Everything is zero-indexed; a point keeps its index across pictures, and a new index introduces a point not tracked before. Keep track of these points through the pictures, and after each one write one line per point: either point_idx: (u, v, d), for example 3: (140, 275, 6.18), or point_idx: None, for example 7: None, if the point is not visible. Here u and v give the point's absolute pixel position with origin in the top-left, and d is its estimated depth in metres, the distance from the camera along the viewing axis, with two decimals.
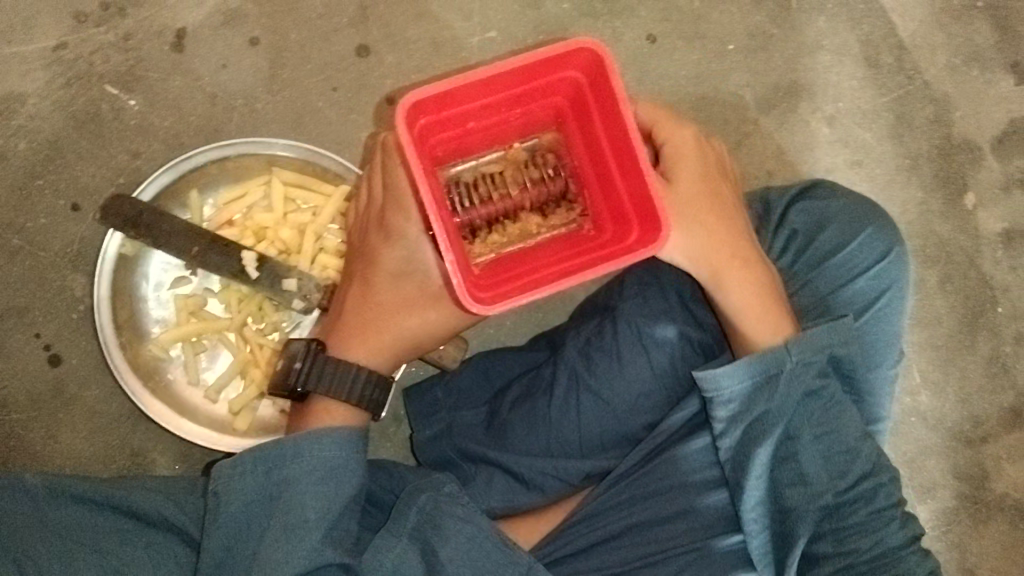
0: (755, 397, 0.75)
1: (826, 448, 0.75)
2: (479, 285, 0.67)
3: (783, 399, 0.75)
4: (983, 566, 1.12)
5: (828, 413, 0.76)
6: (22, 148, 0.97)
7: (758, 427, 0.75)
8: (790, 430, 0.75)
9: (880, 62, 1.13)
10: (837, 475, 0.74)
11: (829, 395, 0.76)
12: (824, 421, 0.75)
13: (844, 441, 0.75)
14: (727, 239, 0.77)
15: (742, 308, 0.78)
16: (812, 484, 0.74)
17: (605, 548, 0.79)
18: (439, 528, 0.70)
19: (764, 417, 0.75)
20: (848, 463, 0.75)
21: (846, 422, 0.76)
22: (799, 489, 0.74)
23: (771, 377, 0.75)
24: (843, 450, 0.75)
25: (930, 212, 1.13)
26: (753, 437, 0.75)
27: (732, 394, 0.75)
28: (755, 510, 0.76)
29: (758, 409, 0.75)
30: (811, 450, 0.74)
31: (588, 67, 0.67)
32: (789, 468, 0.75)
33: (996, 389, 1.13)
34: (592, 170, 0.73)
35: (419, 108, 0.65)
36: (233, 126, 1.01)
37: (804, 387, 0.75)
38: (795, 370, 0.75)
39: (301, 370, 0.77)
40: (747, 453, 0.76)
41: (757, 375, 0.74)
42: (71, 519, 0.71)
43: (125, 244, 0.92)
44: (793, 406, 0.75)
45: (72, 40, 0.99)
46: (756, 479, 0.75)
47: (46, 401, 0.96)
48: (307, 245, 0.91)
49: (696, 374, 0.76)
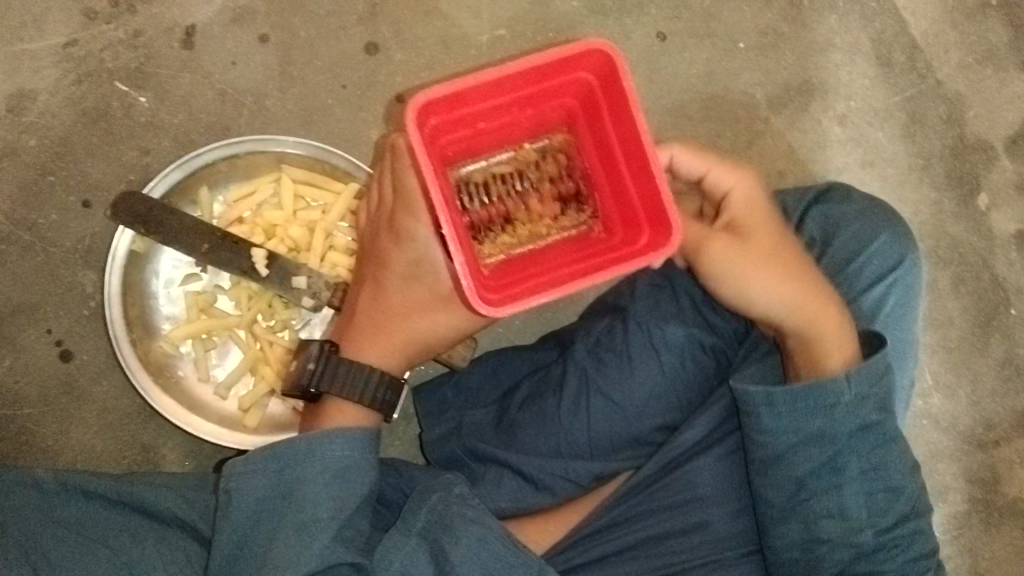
0: (809, 420, 0.73)
1: (869, 485, 0.74)
2: (488, 286, 0.67)
3: (840, 428, 0.73)
4: (994, 570, 1.11)
5: (877, 450, 0.74)
6: (33, 144, 0.98)
7: (808, 451, 0.74)
8: (837, 462, 0.74)
9: (893, 60, 1.13)
10: (875, 514, 0.74)
11: (884, 432, 0.74)
12: (872, 457, 0.74)
13: (890, 479, 0.75)
14: (805, 278, 0.74)
15: (828, 342, 0.74)
16: (850, 519, 0.74)
17: (620, 559, 0.79)
18: (450, 529, 0.70)
19: (815, 443, 0.73)
20: (890, 502, 0.74)
21: (892, 461, 0.75)
22: (837, 522, 0.74)
23: (829, 405, 0.72)
24: (885, 489, 0.74)
25: (942, 212, 1.12)
26: (794, 461, 0.74)
27: (786, 414, 0.73)
28: (784, 531, 0.75)
29: (811, 432, 0.73)
30: (855, 485, 0.74)
31: (599, 68, 0.66)
32: (829, 499, 0.74)
33: (1008, 393, 1.13)
34: (602, 172, 0.73)
35: (430, 109, 0.65)
36: (244, 123, 1.01)
37: (859, 421, 0.73)
38: (852, 404, 0.72)
39: (314, 371, 0.77)
40: (783, 475, 0.74)
41: (808, 401, 0.72)
42: (83, 516, 0.72)
43: (136, 242, 0.92)
44: (847, 438, 0.73)
45: (82, 37, 0.99)
46: (790, 497, 0.75)
47: (57, 397, 0.96)
48: (317, 243, 0.92)
49: (748, 390, 0.74)
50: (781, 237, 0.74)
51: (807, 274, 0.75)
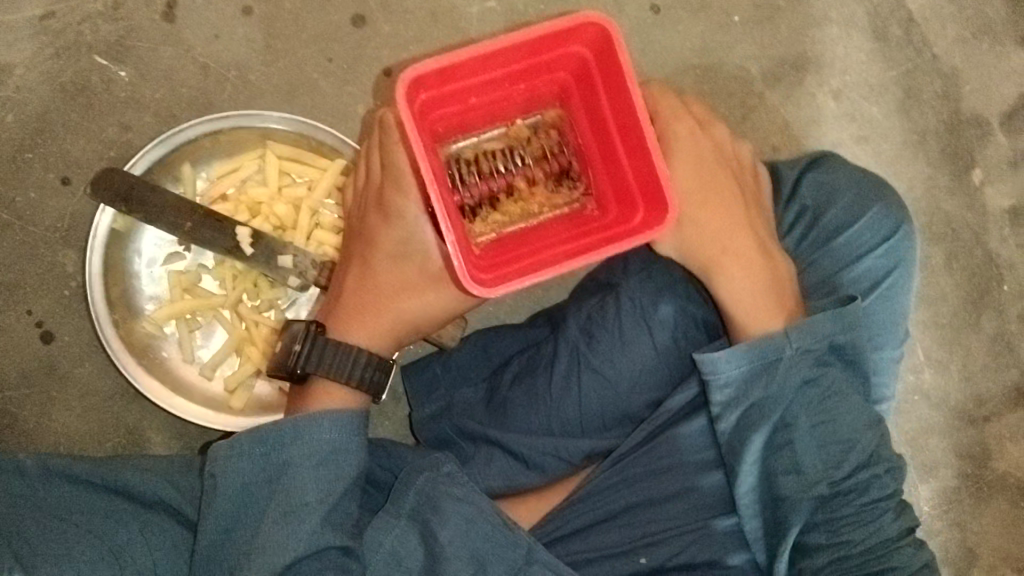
0: (752, 381, 0.73)
1: (821, 437, 0.73)
2: (480, 266, 0.65)
3: (781, 384, 0.73)
4: (984, 544, 1.11)
5: (824, 402, 0.74)
6: (11, 121, 0.95)
7: (755, 413, 0.74)
8: (787, 419, 0.73)
9: (889, 34, 1.11)
10: (831, 465, 0.73)
11: (827, 382, 0.74)
12: (821, 410, 0.73)
13: (842, 429, 0.73)
14: (721, 232, 0.78)
15: (737, 296, 0.77)
16: (806, 474, 0.72)
17: (603, 528, 0.79)
18: (438, 509, 0.69)
19: (760, 403, 0.74)
20: (845, 451, 0.73)
21: (843, 411, 0.74)
22: (794, 479, 0.73)
23: (769, 363, 0.73)
24: (838, 440, 0.73)
25: (937, 188, 1.11)
26: (749, 423, 0.74)
27: (729, 378, 0.73)
28: (749, 496, 0.75)
29: (754, 393, 0.73)
30: (807, 441, 0.73)
31: (595, 42, 0.65)
32: (784, 457, 0.73)
33: (999, 368, 1.12)
34: (596, 148, 0.71)
35: (420, 83, 0.63)
36: (227, 98, 0.98)
37: (802, 375, 0.74)
38: (795, 357, 0.73)
39: (300, 351, 0.76)
40: (742, 438, 0.74)
41: (756, 361, 0.73)
42: (66, 500, 0.70)
43: (117, 220, 0.90)
44: (790, 392, 0.73)
45: (60, 9, 0.96)
46: (751, 463, 0.74)
47: (39, 379, 0.94)
48: (303, 221, 0.90)
49: (693, 356, 0.74)
50: (708, 184, 0.78)
51: (730, 228, 0.78)
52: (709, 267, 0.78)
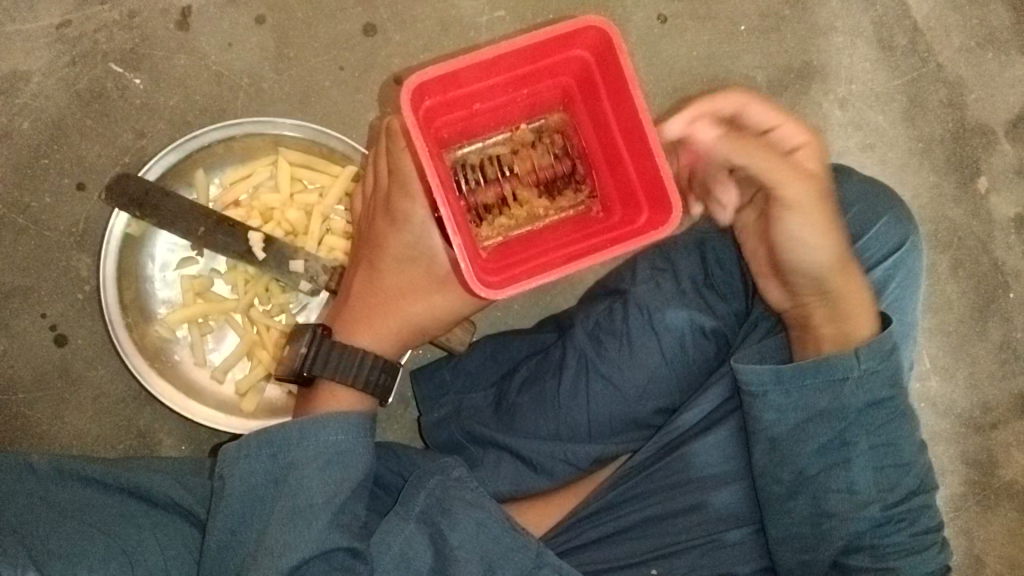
0: (817, 396, 0.71)
1: (878, 460, 0.72)
2: (487, 269, 0.66)
3: (847, 403, 0.71)
4: (990, 552, 1.11)
5: (890, 425, 0.72)
6: (27, 127, 0.96)
7: (814, 428, 0.72)
8: (847, 437, 0.72)
9: (894, 44, 1.12)
10: (884, 488, 0.73)
11: (896, 406, 0.72)
12: (883, 433, 0.72)
13: (900, 455, 0.73)
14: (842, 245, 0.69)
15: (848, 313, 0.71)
16: (859, 494, 0.72)
17: (618, 540, 0.79)
18: (448, 513, 0.70)
19: (823, 419, 0.72)
20: (898, 477, 0.73)
21: (903, 436, 0.73)
22: (844, 497, 0.73)
23: (836, 381, 0.71)
24: (895, 464, 0.73)
25: (942, 195, 1.12)
26: (804, 437, 0.73)
27: (788, 390, 0.72)
28: (792, 510, 0.74)
29: (818, 407, 0.71)
30: (863, 462, 0.72)
31: (595, 45, 0.65)
32: (838, 475, 0.72)
33: (1006, 375, 1.13)
34: (600, 151, 0.72)
35: (425, 90, 0.64)
36: (240, 106, 0.99)
37: (869, 397, 0.71)
38: (864, 377, 0.70)
39: (307, 354, 0.76)
40: (791, 451, 0.73)
41: (821, 378, 0.71)
42: (78, 500, 0.71)
43: (131, 225, 0.91)
44: (855, 412, 0.71)
45: (77, 17, 0.98)
46: (797, 475, 0.73)
47: (52, 382, 0.95)
48: (314, 227, 0.91)
49: (737, 367, 0.73)
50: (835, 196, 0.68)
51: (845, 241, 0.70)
52: (830, 272, 0.69)
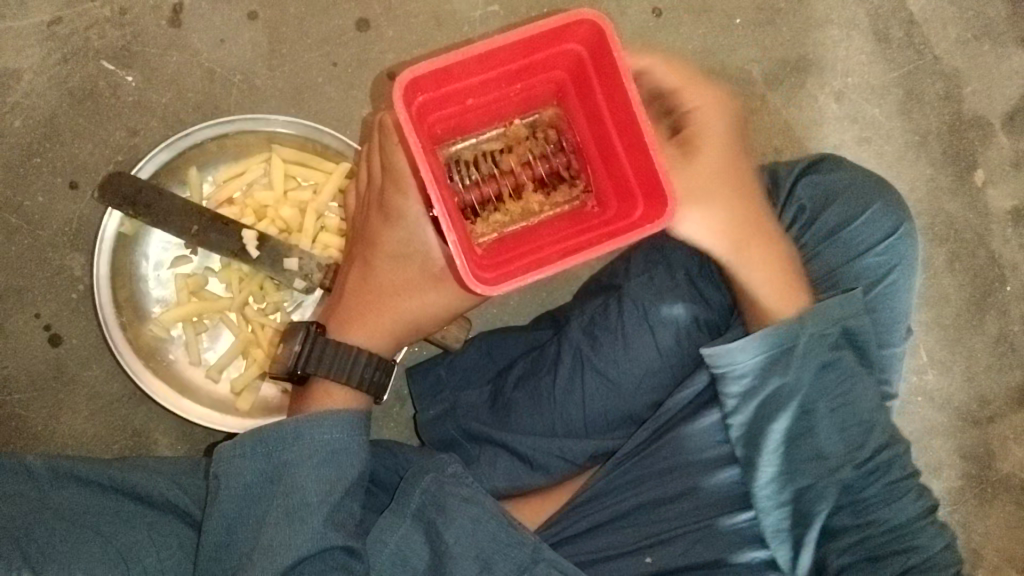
0: (770, 371, 0.72)
1: (840, 421, 0.73)
2: (482, 265, 0.66)
3: (799, 371, 0.72)
4: (988, 545, 1.11)
5: (844, 386, 0.73)
6: (19, 126, 0.96)
7: (773, 402, 0.73)
8: (807, 405, 0.72)
9: (890, 36, 1.11)
10: (853, 447, 0.72)
11: (846, 365, 0.73)
12: (839, 393, 0.73)
13: (860, 412, 0.73)
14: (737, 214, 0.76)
15: (757, 280, 0.77)
16: (830, 458, 0.72)
17: (609, 529, 0.79)
18: (444, 510, 0.70)
19: (778, 392, 0.73)
20: (864, 434, 0.73)
21: (861, 394, 0.73)
22: (816, 463, 0.72)
23: (787, 350, 0.72)
24: (857, 422, 0.73)
25: (939, 189, 1.11)
26: (767, 411, 0.73)
27: (745, 368, 0.72)
28: (769, 487, 0.73)
29: (773, 382, 0.72)
30: (827, 424, 0.72)
31: (589, 39, 0.65)
32: (805, 445, 0.72)
33: (1002, 368, 1.12)
34: (595, 146, 0.72)
35: (417, 86, 0.64)
36: (232, 103, 0.99)
37: (819, 359, 0.72)
38: (812, 340, 0.72)
39: (300, 353, 0.76)
40: (761, 429, 0.73)
41: (772, 348, 0.72)
42: (74, 502, 0.70)
43: (125, 224, 0.91)
44: (809, 378, 0.72)
45: (68, 14, 0.97)
46: (772, 454, 0.73)
47: (46, 382, 0.95)
48: (308, 224, 0.90)
49: (704, 351, 0.73)
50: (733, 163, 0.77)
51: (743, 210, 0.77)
52: (727, 242, 0.77)
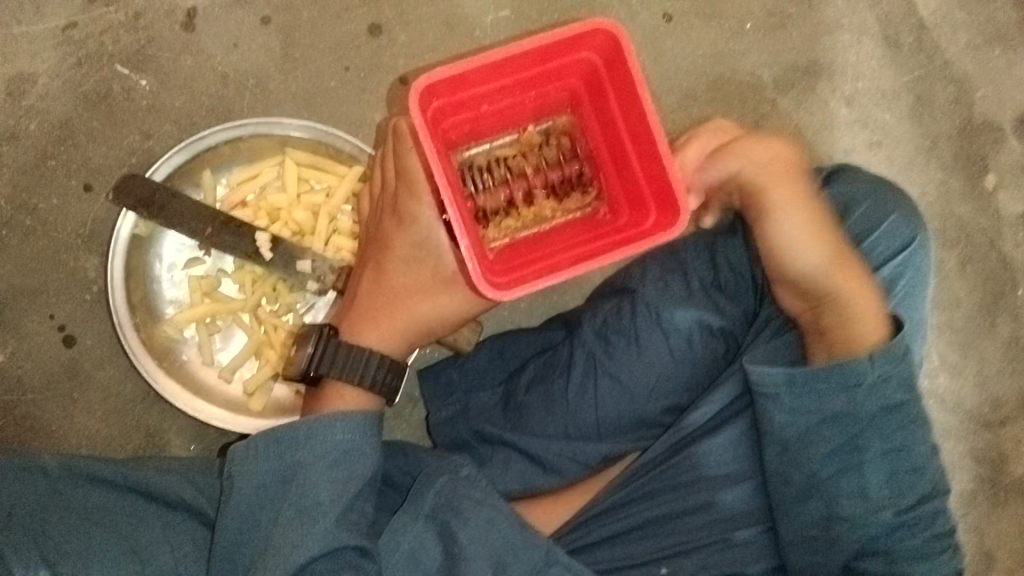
0: (826, 404, 0.71)
1: (892, 465, 0.72)
2: (494, 270, 0.66)
3: (859, 409, 0.70)
4: (1000, 549, 1.10)
5: (903, 430, 0.72)
6: (34, 129, 0.97)
7: (824, 436, 0.72)
8: (860, 442, 0.71)
9: (900, 41, 1.12)
10: (898, 493, 0.72)
11: (909, 411, 0.72)
12: (896, 437, 0.72)
13: (912, 459, 0.72)
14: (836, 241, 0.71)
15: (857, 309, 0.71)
16: (871, 498, 0.72)
17: (630, 539, 0.79)
18: (457, 511, 0.70)
19: (833, 427, 0.71)
20: (912, 482, 0.72)
21: (917, 441, 0.72)
22: (857, 502, 0.72)
23: (850, 386, 0.70)
24: (908, 469, 0.72)
25: (950, 192, 1.11)
26: (811, 442, 0.72)
27: (798, 397, 0.71)
28: (806, 517, 0.73)
29: (828, 416, 0.71)
30: (876, 467, 0.72)
31: (603, 49, 0.65)
32: (850, 480, 0.72)
33: (1015, 372, 1.12)
34: (607, 153, 0.72)
35: (433, 91, 0.64)
36: (246, 106, 1.00)
37: (883, 401, 0.71)
38: (874, 385, 0.70)
39: (314, 353, 0.77)
40: (797, 457, 0.73)
41: (835, 382, 0.70)
42: (90, 500, 0.71)
43: (139, 225, 0.91)
44: (868, 417, 0.71)
45: (83, 19, 0.98)
46: (802, 482, 0.73)
47: (60, 383, 0.95)
48: (321, 225, 0.91)
49: (754, 369, 0.72)
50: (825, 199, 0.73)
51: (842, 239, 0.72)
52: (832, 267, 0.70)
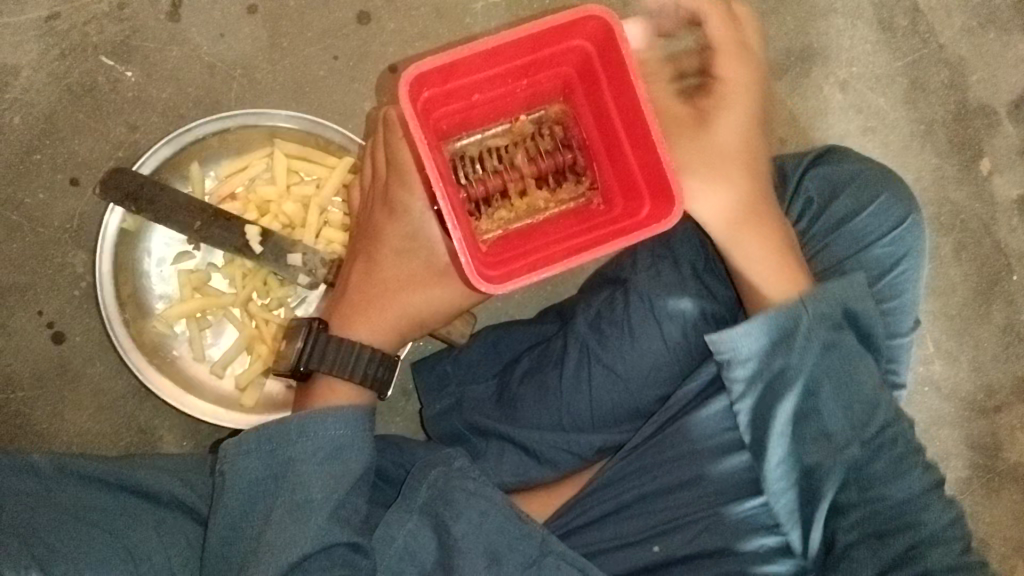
0: (773, 353, 0.70)
1: (845, 398, 0.70)
2: (487, 263, 0.65)
3: (803, 353, 0.69)
4: (995, 535, 1.11)
5: (847, 365, 0.70)
6: (18, 123, 0.95)
7: (777, 384, 0.70)
8: (810, 387, 0.70)
9: (895, 25, 1.11)
10: (858, 424, 0.69)
11: (847, 346, 0.70)
12: (842, 373, 0.70)
13: (864, 389, 0.70)
14: (749, 189, 0.77)
15: (752, 257, 0.78)
16: (835, 437, 0.69)
17: (620, 517, 0.78)
18: (451, 503, 0.70)
19: (782, 376, 0.70)
20: (869, 410, 0.70)
21: (864, 372, 0.71)
22: (823, 445, 0.69)
23: (788, 335, 0.69)
24: (862, 400, 0.70)
25: (945, 178, 1.11)
26: (771, 396, 0.70)
27: (749, 353, 0.70)
28: (779, 469, 0.71)
29: (777, 364, 0.70)
30: (830, 404, 0.70)
31: (596, 36, 0.64)
32: (810, 426, 0.70)
33: (1010, 358, 1.12)
34: (601, 143, 0.71)
35: (423, 82, 0.63)
36: (234, 97, 0.98)
37: (821, 340, 0.70)
38: (813, 322, 0.70)
39: (303, 349, 0.76)
40: (765, 413, 0.71)
41: (775, 332, 0.69)
42: (82, 498, 0.70)
43: (127, 219, 0.90)
44: (812, 360, 0.69)
45: (66, 10, 0.96)
46: (779, 438, 0.70)
47: (50, 379, 0.95)
48: (311, 218, 0.90)
49: (709, 338, 0.71)
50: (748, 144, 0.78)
51: (757, 187, 0.78)
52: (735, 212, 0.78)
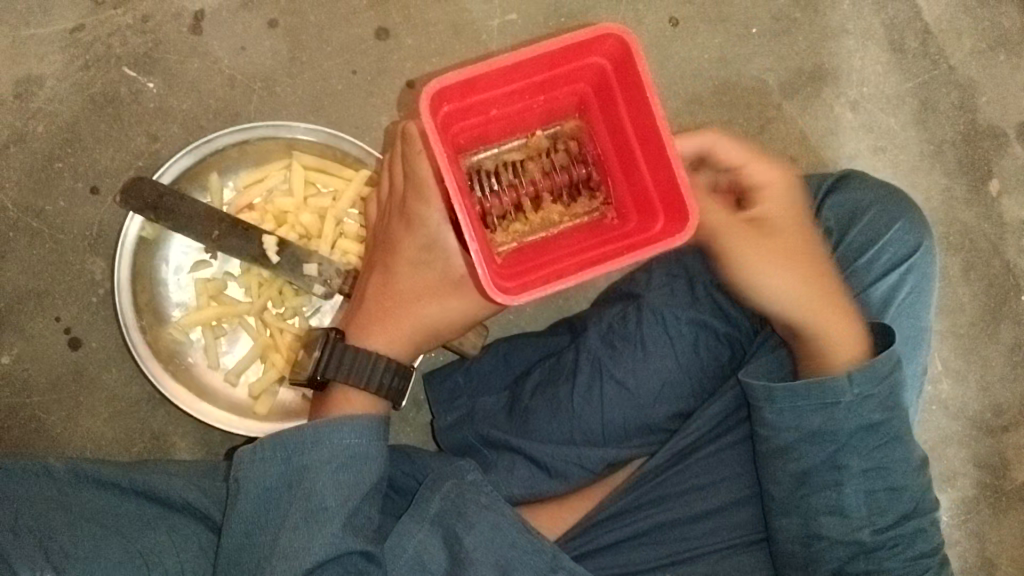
0: (810, 415, 0.72)
1: (871, 483, 0.73)
2: (502, 275, 0.66)
3: (841, 425, 0.72)
4: (1002, 555, 1.11)
5: (882, 448, 0.73)
6: (41, 131, 0.97)
7: (806, 446, 0.73)
8: (839, 459, 0.73)
9: (905, 46, 1.12)
10: (876, 512, 0.73)
11: (890, 430, 0.72)
12: (875, 456, 0.73)
13: (891, 479, 0.73)
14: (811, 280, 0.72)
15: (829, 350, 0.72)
16: (850, 517, 0.73)
17: (632, 545, 0.79)
18: (463, 516, 0.70)
19: (814, 440, 0.73)
20: (889, 501, 0.73)
21: (898, 459, 0.73)
22: (836, 520, 0.73)
23: (828, 406, 0.71)
24: (887, 489, 0.73)
25: (954, 199, 1.11)
26: (797, 453, 0.73)
27: (785, 410, 0.73)
28: (788, 531, 0.75)
29: (812, 425, 0.72)
30: (855, 484, 0.73)
31: (613, 54, 0.66)
32: (830, 497, 0.73)
33: (1018, 377, 1.12)
34: (616, 159, 0.72)
35: (443, 97, 0.64)
36: (253, 110, 1.00)
37: (861, 419, 0.72)
38: (856, 403, 0.71)
39: (320, 359, 0.77)
40: (784, 467, 0.74)
41: (812, 398, 0.72)
42: (97, 503, 0.71)
43: (146, 228, 0.92)
44: (847, 435, 0.72)
45: (91, 21, 0.98)
46: (793, 498, 0.74)
47: (66, 385, 0.96)
48: (327, 229, 0.91)
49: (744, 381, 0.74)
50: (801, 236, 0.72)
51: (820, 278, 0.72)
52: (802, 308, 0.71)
